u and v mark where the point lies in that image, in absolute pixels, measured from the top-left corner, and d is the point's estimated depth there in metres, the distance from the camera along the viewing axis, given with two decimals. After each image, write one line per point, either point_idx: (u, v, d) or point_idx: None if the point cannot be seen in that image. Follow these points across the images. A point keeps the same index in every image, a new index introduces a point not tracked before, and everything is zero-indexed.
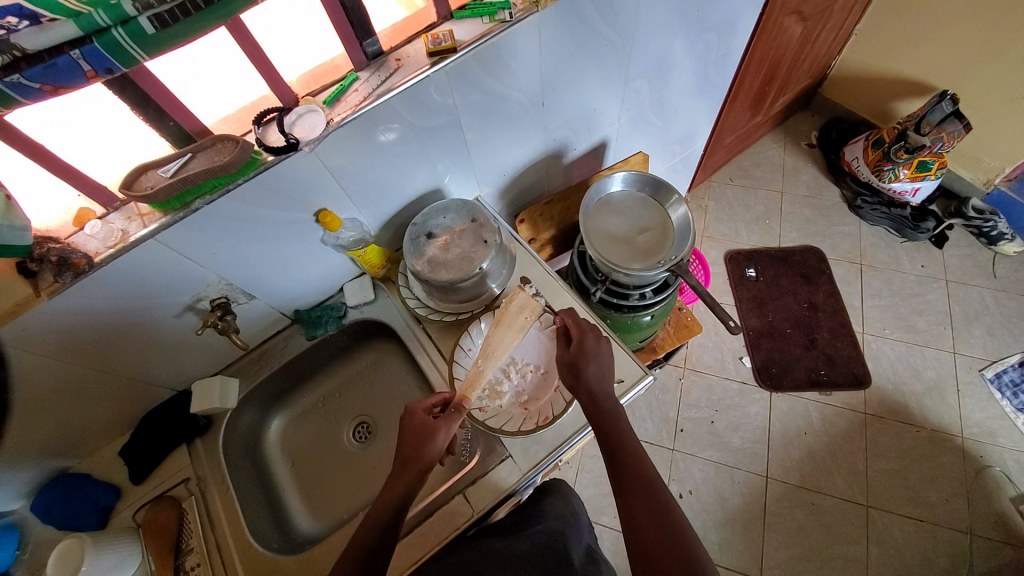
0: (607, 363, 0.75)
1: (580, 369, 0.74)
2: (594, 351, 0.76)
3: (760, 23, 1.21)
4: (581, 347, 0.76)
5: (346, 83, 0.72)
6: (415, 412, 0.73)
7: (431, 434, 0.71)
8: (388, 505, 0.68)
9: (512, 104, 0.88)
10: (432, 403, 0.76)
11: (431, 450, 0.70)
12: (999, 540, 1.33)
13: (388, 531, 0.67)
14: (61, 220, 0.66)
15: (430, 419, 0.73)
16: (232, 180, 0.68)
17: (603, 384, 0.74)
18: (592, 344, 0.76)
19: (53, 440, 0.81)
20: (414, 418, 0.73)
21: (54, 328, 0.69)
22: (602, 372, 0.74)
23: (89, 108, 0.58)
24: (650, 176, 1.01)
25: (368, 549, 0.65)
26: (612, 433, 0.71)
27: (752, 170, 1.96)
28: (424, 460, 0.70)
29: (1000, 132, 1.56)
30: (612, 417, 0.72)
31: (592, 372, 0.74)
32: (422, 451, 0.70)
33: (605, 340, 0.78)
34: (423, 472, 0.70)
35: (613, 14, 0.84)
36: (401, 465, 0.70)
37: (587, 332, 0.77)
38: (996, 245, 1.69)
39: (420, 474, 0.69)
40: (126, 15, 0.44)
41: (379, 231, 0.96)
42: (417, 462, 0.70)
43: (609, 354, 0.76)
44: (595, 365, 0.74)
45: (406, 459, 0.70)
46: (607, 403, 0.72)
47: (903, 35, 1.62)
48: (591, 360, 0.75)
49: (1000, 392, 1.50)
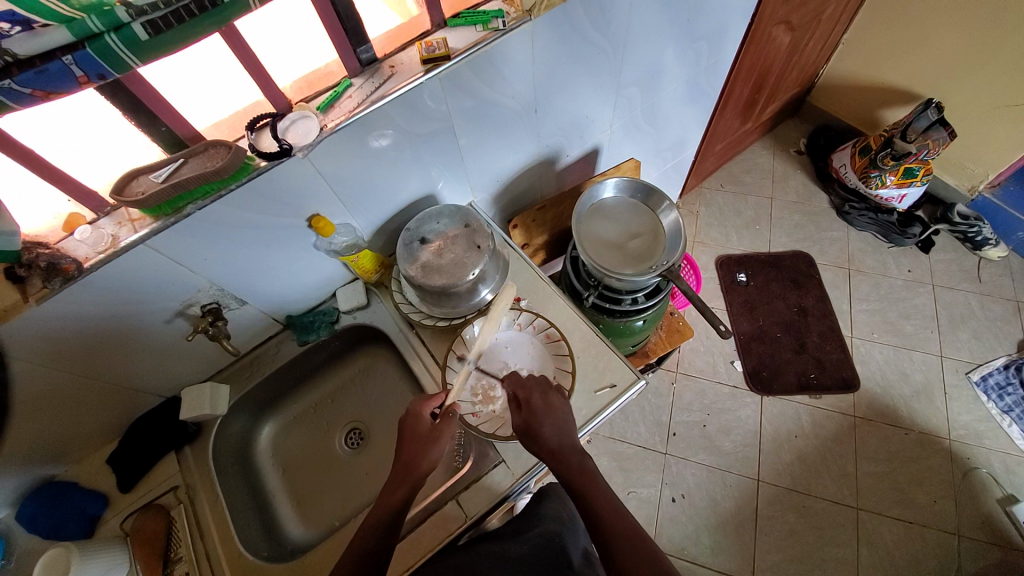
0: (563, 416, 0.73)
1: (535, 436, 0.71)
2: (544, 413, 0.72)
3: (749, 32, 1.23)
4: (531, 410, 0.72)
5: (339, 90, 0.72)
6: (419, 415, 0.74)
7: (433, 438, 0.72)
8: (386, 509, 0.69)
9: (505, 111, 0.88)
10: (434, 405, 0.77)
11: (431, 454, 0.71)
12: (987, 541, 1.34)
13: (384, 536, 0.67)
14: (50, 225, 0.65)
15: (434, 424, 0.74)
16: (225, 185, 0.67)
17: (563, 440, 0.71)
18: (542, 404, 0.73)
19: (39, 448, 0.79)
20: (418, 420, 0.74)
21: (43, 334, 0.68)
22: (560, 428, 0.72)
23: (81, 113, 0.58)
24: (641, 183, 1.02)
25: (365, 552, 0.64)
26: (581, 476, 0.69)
27: (742, 177, 1.99)
28: (426, 462, 0.71)
29: (984, 139, 1.59)
30: (578, 461, 0.70)
31: (548, 432, 0.71)
32: (423, 454, 0.71)
33: (555, 394, 0.75)
34: (422, 476, 0.71)
35: (605, 23, 0.85)
36: (401, 468, 0.71)
37: (533, 393, 0.74)
38: (981, 250, 1.73)
39: (419, 477, 0.70)
40: (120, 21, 0.44)
41: (372, 237, 0.96)
42: (418, 466, 0.70)
43: (565, 407, 0.74)
44: (550, 424, 0.71)
45: (407, 462, 0.71)
46: (571, 449, 0.70)
47: (888, 44, 1.65)
48: (546, 420, 0.71)
49: (986, 395, 1.53)
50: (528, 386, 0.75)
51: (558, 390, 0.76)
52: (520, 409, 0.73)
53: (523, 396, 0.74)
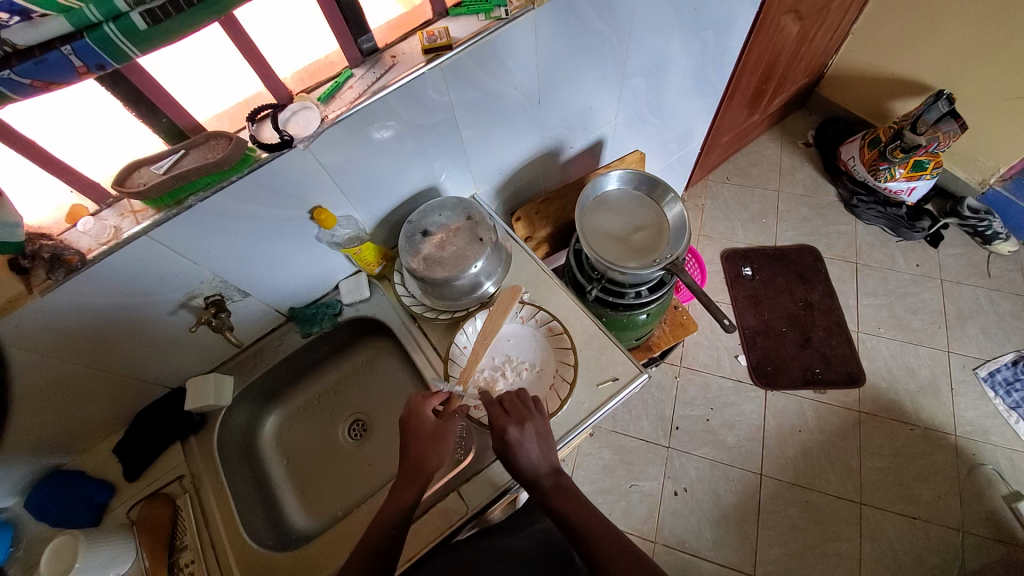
0: (540, 441, 0.71)
1: (511, 464, 0.69)
2: (520, 444, 0.69)
3: (757, 23, 1.21)
4: (506, 441, 0.69)
5: (340, 81, 0.72)
6: (422, 414, 0.74)
7: (439, 436, 0.72)
8: (397, 508, 0.69)
9: (507, 102, 0.88)
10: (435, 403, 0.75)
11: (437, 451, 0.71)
12: (991, 537, 1.34)
13: (393, 532, 0.67)
14: (54, 217, 0.66)
15: (439, 420, 0.74)
16: (226, 177, 0.67)
17: (540, 464, 0.70)
18: (518, 436, 0.69)
19: (46, 438, 0.80)
20: (420, 418, 0.73)
21: (49, 325, 0.69)
22: (537, 456, 0.70)
23: (84, 104, 0.58)
24: (645, 175, 1.01)
25: (375, 550, 0.66)
26: (560, 500, 0.69)
27: (748, 169, 1.97)
28: (433, 456, 0.71)
29: (996, 133, 1.57)
30: (553, 488, 0.69)
31: (524, 463, 0.69)
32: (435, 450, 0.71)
33: (530, 424, 0.70)
34: (431, 473, 0.71)
35: (610, 13, 0.84)
36: (411, 467, 0.71)
37: (507, 425, 0.70)
38: (990, 244, 1.70)
39: (426, 476, 0.71)
40: (118, 11, 0.44)
41: (374, 229, 0.95)
42: (429, 462, 0.71)
43: (542, 429, 0.71)
44: (525, 456, 0.69)
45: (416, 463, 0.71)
46: (547, 475, 0.70)
47: (898, 35, 1.63)
48: (523, 450, 0.69)
49: (993, 391, 1.51)
50: (506, 414, 0.71)
51: (537, 413, 0.72)
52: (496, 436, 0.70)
53: (498, 424, 0.70)
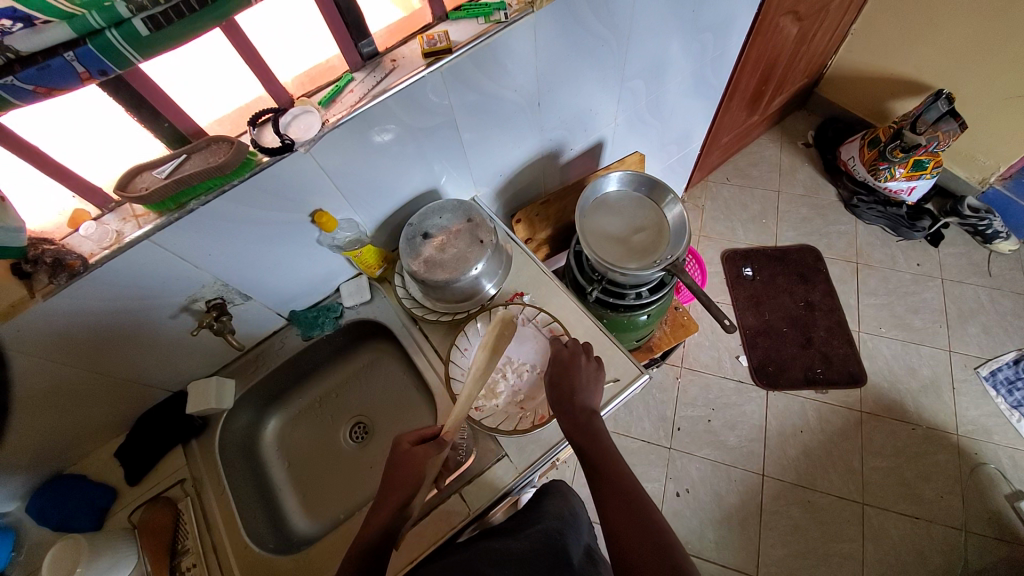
0: (591, 380, 0.74)
1: (560, 384, 0.74)
2: (577, 366, 0.75)
3: (756, 24, 1.21)
4: (562, 359, 0.76)
5: (341, 84, 0.72)
6: (399, 441, 0.73)
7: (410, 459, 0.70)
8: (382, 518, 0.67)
9: (507, 104, 0.88)
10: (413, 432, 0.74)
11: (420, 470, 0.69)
12: (993, 536, 1.34)
13: (388, 528, 0.66)
14: (56, 222, 0.66)
15: (412, 446, 0.72)
16: (227, 181, 0.68)
17: (583, 396, 0.72)
18: (572, 359, 0.75)
19: (48, 442, 0.81)
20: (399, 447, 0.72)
21: (50, 329, 0.69)
22: (585, 386, 0.73)
23: (86, 110, 0.59)
24: (645, 176, 1.01)
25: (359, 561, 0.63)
26: (584, 439, 0.68)
27: (748, 170, 1.97)
28: (406, 485, 0.68)
29: (995, 132, 1.57)
30: (585, 421, 0.70)
31: (570, 385, 0.73)
32: (411, 477, 0.69)
33: (587, 357, 0.76)
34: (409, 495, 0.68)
35: (609, 15, 0.85)
36: (384, 492, 0.69)
37: (565, 348, 0.77)
38: (991, 243, 1.70)
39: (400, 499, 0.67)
40: (120, 17, 0.44)
41: (375, 232, 0.95)
42: (404, 486, 0.68)
43: (595, 365, 0.76)
44: (573, 375, 0.74)
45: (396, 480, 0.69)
46: (582, 412, 0.71)
47: (897, 35, 1.63)
48: (574, 373, 0.74)
49: (995, 390, 1.51)
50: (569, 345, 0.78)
51: (593, 355, 0.77)
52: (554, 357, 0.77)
53: (561, 348, 0.77)
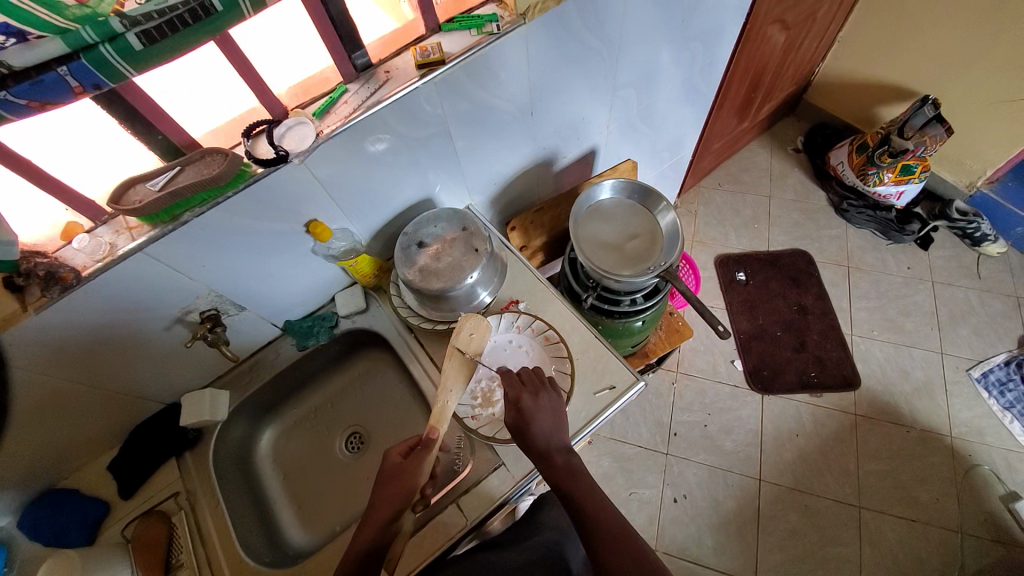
0: (553, 416, 0.72)
1: (524, 436, 0.70)
2: (534, 413, 0.71)
3: (744, 32, 1.23)
4: (521, 409, 0.71)
5: (335, 96, 0.73)
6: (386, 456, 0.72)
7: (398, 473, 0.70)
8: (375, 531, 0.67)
9: (500, 114, 0.89)
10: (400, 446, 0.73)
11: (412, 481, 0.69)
12: (989, 538, 1.34)
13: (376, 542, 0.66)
14: (48, 234, 0.66)
15: (403, 459, 0.72)
16: (222, 193, 0.68)
17: (550, 438, 0.70)
18: (532, 404, 0.71)
19: (39, 456, 0.80)
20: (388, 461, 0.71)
21: (43, 343, 0.68)
22: (547, 429, 0.70)
23: (80, 123, 0.59)
24: (638, 184, 1.02)
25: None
26: (565, 480, 0.68)
27: (740, 175, 1.99)
28: (396, 499, 0.68)
29: (981, 137, 1.59)
30: (563, 464, 0.69)
31: (537, 434, 0.70)
32: (400, 491, 0.69)
33: (546, 392, 0.73)
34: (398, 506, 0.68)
35: (600, 26, 0.86)
36: (374, 506, 0.69)
37: (523, 392, 0.72)
38: (980, 246, 1.73)
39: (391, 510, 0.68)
40: (114, 32, 0.44)
41: (369, 242, 0.96)
42: (394, 500, 0.68)
43: (553, 403, 0.73)
44: (538, 423, 0.70)
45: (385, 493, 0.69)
46: (559, 451, 0.70)
47: (884, 42, 1.66)
48: (536, 421, 0.70)
49: (987, 391, 1.52)
50: (523, 384, 0.74)
51: (551, 386, 0.74)
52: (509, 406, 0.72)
53: (514, 395, 0.72)
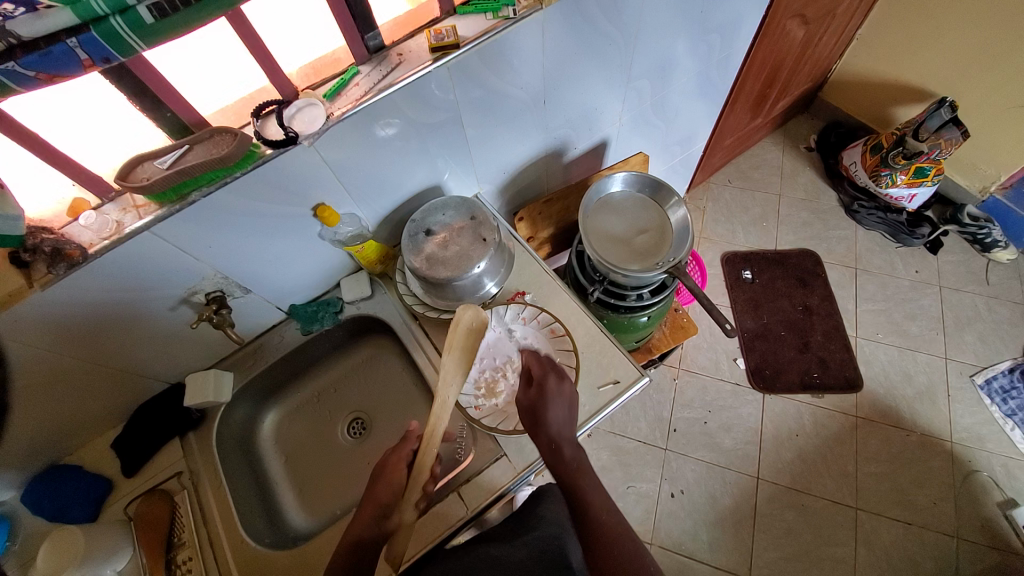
0: (567, 408, 0.75)
1: (541, 421, 0.73)
2: (554, 399, 0.74)
3: (762, 26, 1.21)
4: (542, 390, 0.75)
5: (347, 77, 0.71)
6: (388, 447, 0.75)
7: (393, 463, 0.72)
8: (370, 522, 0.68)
9: (513, 102, 0.87)
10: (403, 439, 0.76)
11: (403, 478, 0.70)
12: (985, 543, 1.35)
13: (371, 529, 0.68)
14: (54, 211, 0.65)
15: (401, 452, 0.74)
16: (230, 173, 0.67)
17: (565, 429, 0.74)
18: (553, 388, 0.75)
19: (44, 432, 0.80)
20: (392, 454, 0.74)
21: (47, 321, 0.68)
22: (562, 420, 0.74)
23: (88, 98, 0.58)
24: (649, 178, 1.01)
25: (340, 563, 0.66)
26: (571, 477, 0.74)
27: (750, 172, 1.97)
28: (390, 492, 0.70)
29: (997, 141, 1.57)
30: (570, 456, 0.74)
31: (552, 419, 0.73)
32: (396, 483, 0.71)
33: (565, 382, 0.77)
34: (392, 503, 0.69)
35: (618, 14, 0.84)
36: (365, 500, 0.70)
37: (547, 376, 0.76)
38: (990, 252, 1.71)
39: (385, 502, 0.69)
40: (125, 4, 0.43)
41: (377, 227, 0.95)
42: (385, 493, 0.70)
43: (570, 392, 0.76)
44: (555, 410, 0.74)
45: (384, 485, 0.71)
46: (568, 444, 0.74)
47: (903, 41, 1.63)
48: (554, 407, 0.74)
49: (990, 398, 1.52)
50: (545, 369, 0.77)
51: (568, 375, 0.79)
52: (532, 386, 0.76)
53: (539, 376, 0.76)
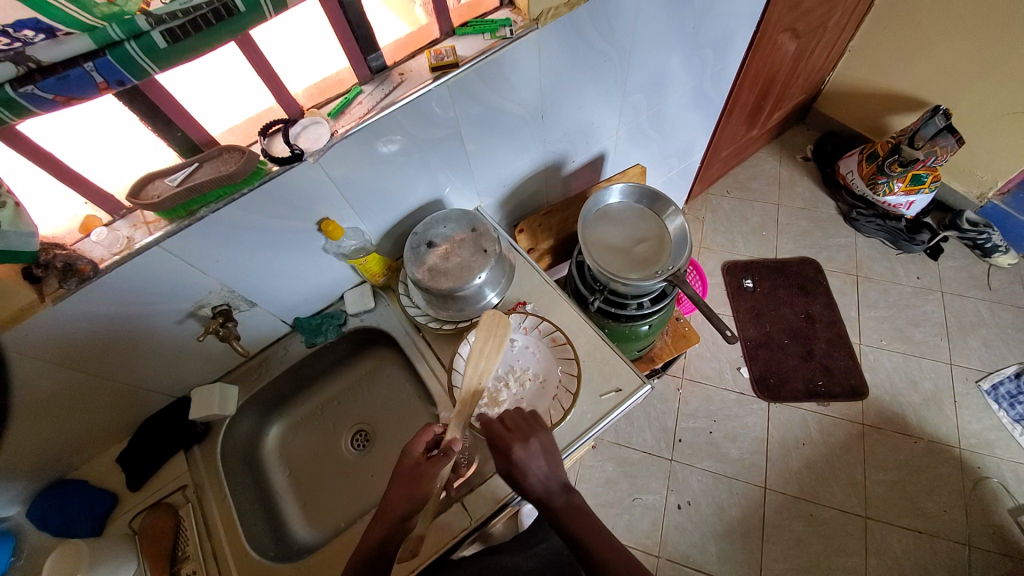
0: (544, 459, 0.69)
1: (518, 484, 0.68)
2: (526, 463, 0.68)
3: (754, 40, 1.23)
4: (512, 459, 0.68)
5: (350, 97, 0.74)
6: (409, 452, 0.71)
7: (415, 477, 0.69)
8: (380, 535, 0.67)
9: (512, 118, 0.90)
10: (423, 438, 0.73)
11: (419, 491, 0.68)
12: (998, 552, 1.32)
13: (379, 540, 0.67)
14: (67, 227, 0.67)
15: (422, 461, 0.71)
16: (238, 189, 0.69)
17: (548, 482, 0.68)
18: (522, 454, 0.68)
19: (51, 446, 0.81)
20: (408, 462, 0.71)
21: (57, 335, 0.70)
22: (541, 476, 0.68)
23: (102, 119, 0.60)
24: (647, 189, 1.03)
25: None
26: (571, 501, 0.68)
27: (748, 183, 1.99)
28: (405, 505, 0.68)
29: (993, 147, 1.59)
30: (564, 505, 0.68)
31: (531, 481, 0.68)
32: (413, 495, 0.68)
33: (538, 436, 0.70)
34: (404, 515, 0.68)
35: (612, 31, 0.87)
36: (384, 506, 0.69)
37: (513, 441, 0.68)
38: (990, 257, 1.71)
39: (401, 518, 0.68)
40: (140, 30, 0.46)
41: (379, 240, 0.97)
42: (402, 503, 0.68)
43: (546, 444, 0.70)
44: (532, 472, 0.68)
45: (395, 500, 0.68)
46: (557, 494, 0.68)
47: (895, 52, 1.66)
48: (527, 470, 0.68)
49: (997, 404, 1.51)
50: (508, 430, 0.70)
51: (538, 423, 0.71)
52: (500, 455, 0.69)
53: (502, 443, 0.69)
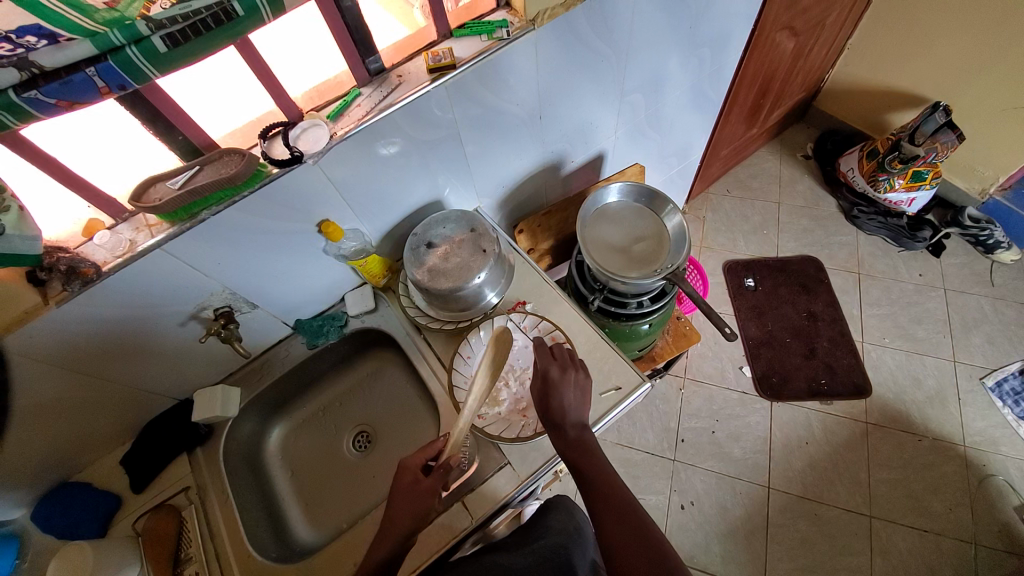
0: (577, 392, 0.73)
1: (547, 406, 0.72)
2: (560, 385, 0.72)
3: (752, 39, 1.24)
4: (547, 379, 0.73)
5: (349, 99, 0.74)
6: (408, 468, 0.72)
7: (419, 492, 0.70)
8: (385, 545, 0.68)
9: (510, 118, 0.90)
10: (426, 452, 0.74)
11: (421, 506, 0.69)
12: (1004, 550, 1.31)
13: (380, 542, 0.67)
14: (70, 231, 0.68)
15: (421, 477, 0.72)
16: (239, 191, 0.70)
17: (571, 415, 0.71)
18: (558, 377, 0.72)
19: (56, 448, 0.82)
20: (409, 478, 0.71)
21: (61, 339, 0.70)
22: (571, 403, 0.71)
23: (104, 123, 0.61)
24: (645, 187, 1.03)
25: None
26: (577, 455, 0.69)
27: (749, 182, 1.99)
28: (411, 517, 0.68)
29: (994, 144, 1.58)
30: (576, 439, 0.70)
31: (559, 404, 0.71)
32: (417, 508, 0.69)
33: (574, 371, 0.74)
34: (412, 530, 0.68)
35: (609, 32, 0.87)
36: (386, 519, 0.69)
37: (551, 365, 0.74)
38: (993, 253, 1.70)
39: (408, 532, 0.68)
40: (140, 34, 0.47)
41: (380, 242, 0.97)
42: (405, 521, 0.68)
43: (583, 382, 0.74)
44: (563, 396, 0.71)
45: (398, 512, 0.69)
46: (573, 427, 0.71)
47: (894, 49, 1.66)
48: (561, 392, 0.71)
49: (1001, 401, 1.50)
50: (550, 357, 0.75)
51: (580, 365, 0.75)
52: (537, 374, 0.74)
53: (541, 363, 0.74)
